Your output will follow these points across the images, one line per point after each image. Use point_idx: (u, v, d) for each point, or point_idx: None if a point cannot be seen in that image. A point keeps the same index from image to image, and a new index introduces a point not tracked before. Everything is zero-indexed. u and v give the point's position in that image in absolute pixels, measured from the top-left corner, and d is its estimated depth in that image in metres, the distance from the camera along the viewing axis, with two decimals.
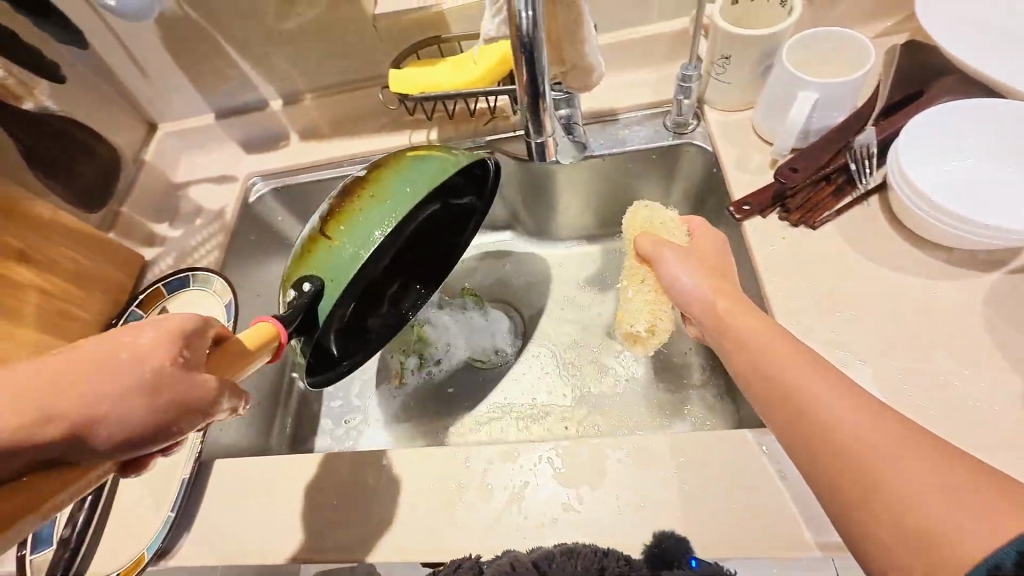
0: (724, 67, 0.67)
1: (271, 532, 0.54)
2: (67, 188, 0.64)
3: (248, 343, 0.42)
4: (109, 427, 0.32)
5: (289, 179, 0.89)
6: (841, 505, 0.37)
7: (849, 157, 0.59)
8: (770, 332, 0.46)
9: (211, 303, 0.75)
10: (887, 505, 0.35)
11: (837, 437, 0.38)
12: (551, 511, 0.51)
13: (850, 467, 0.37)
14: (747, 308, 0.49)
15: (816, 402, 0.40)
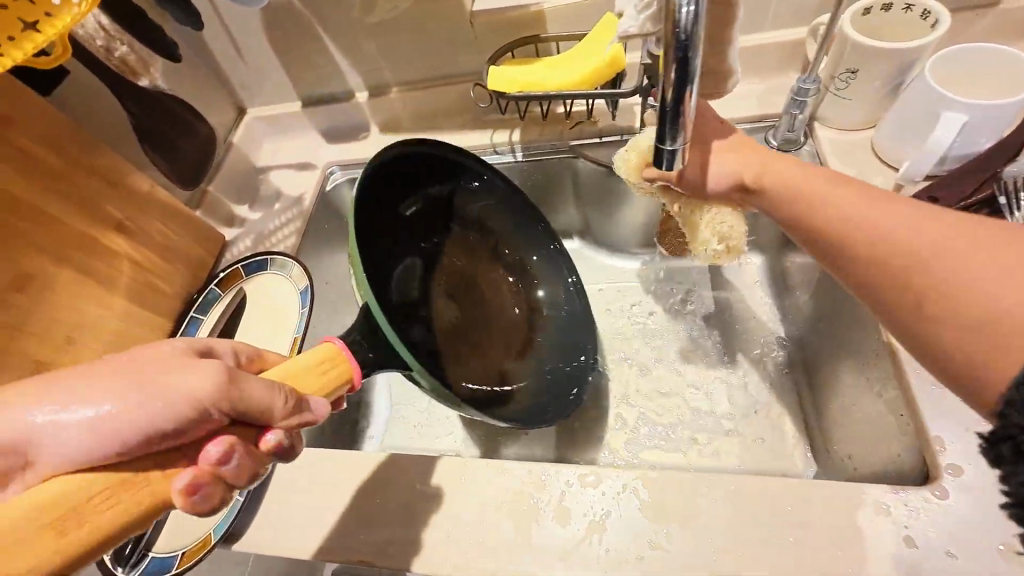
0: (848, 82, 0.61)
1: (335, 531, 0.53)
2: (168, 164, 0.65)
3: (317, 363, 0.44)
4: (149, 424, 0.33)
5: None
6: (908, 299, 0.37)
7: (998, 188, 0.52)
8: (857, 192, 0.42)
9: (288, 287, 0.76)
10: (950, 310, 0.35)
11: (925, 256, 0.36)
12: (637, 548, 0.47)
13: (916, 283, 0.36)
14: (786, 157, 0.48)
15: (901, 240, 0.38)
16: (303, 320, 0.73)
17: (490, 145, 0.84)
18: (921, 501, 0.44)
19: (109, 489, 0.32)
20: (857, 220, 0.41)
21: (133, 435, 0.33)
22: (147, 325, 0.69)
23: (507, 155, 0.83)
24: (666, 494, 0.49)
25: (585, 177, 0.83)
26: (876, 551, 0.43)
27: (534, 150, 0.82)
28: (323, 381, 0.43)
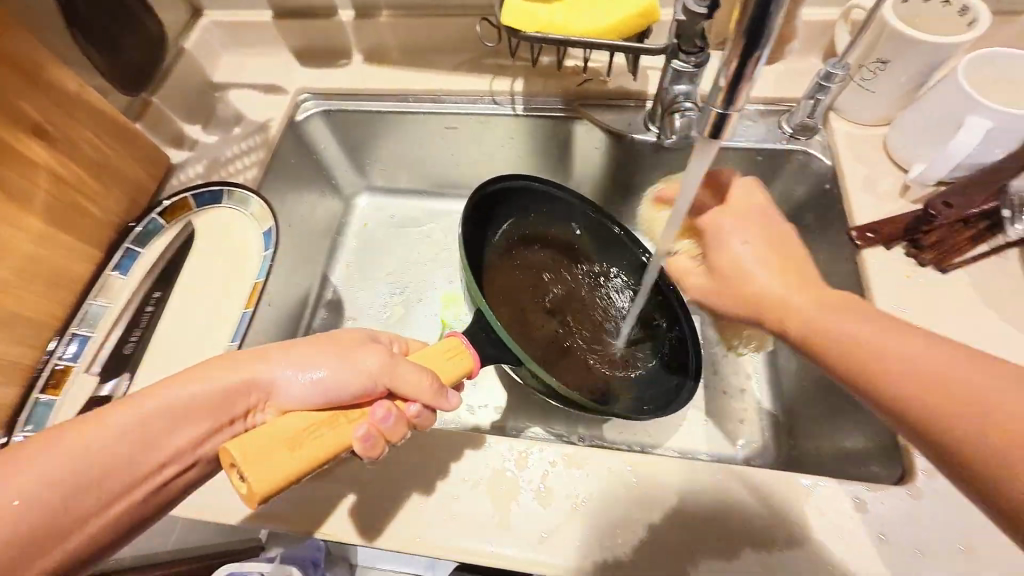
0: (875, 72, 0.59)
1: (293, 499, 0.48)
2: (107, 61, 0.54)
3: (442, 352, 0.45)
4: (343, 384, 0.39)
5: (345, 104, 0.81)
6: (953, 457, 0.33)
7: (1003, 203, 0.52)
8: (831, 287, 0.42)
9: (248, 226, 0.67)
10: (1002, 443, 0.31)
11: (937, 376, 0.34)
12: (617, 532, 0.46)
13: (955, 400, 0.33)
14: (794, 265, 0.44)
15: (890, 354, 0.37)
16: (264, 265, 0.64)
17: (487, 93, 0.77)
18: (898, 500, 0.45)
19: (320, 421, 0.38)
20: (848, 330, 0.39)
21: (332, 395, 0.40)
22: (72, 253, 0.59)
23: (505, 107, 0.76)
24: (650, 480, 0.48)
25: (585, 141, 0.77)
26: (854, 548, 0.44)
27: (535, 105, 0.76)
28: (447, 370, 0.45)
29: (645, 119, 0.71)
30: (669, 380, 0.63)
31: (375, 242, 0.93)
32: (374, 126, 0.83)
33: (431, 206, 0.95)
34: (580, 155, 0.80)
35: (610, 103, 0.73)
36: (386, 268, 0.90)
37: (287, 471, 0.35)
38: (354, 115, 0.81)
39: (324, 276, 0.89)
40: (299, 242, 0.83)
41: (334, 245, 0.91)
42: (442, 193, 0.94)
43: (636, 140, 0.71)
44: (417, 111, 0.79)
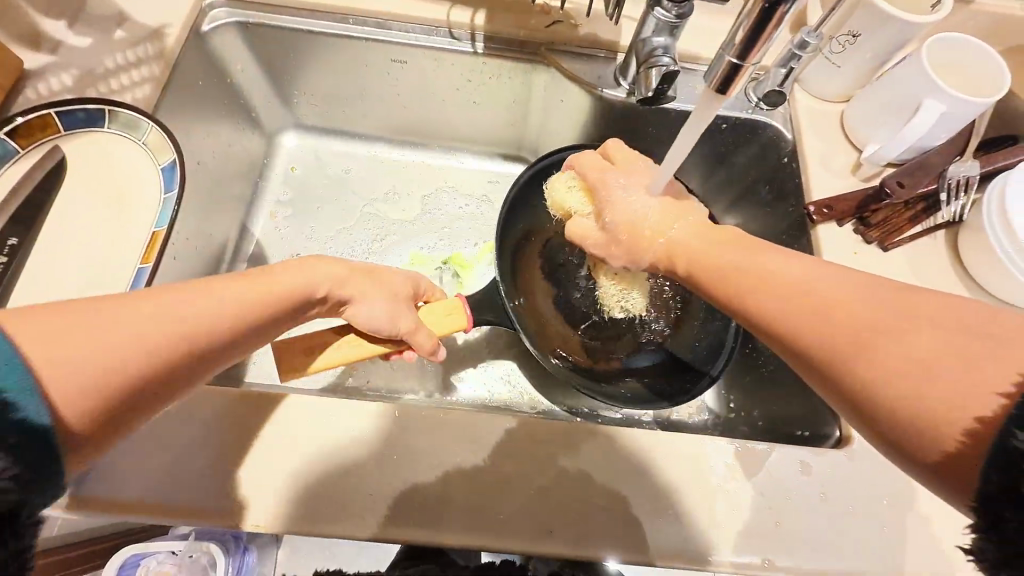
0: (845, 46, 0.59)
1: (224, 479, 0.44)
2: None
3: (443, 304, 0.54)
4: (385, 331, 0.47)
5: (268, 18, 0.67)
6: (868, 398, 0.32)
7: (942, 185, 0.56)
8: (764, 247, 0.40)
9: (139, 159, 0.53)
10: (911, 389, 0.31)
11: (923, 369, 0.30)
12: (574, 506, 0.45)
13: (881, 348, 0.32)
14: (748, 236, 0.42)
15: (826, 297, 0.35)
16: (167, 208, 0.51)
17: (442, 25, 0.67)
18: (839, 465, 0.48)
19: (346, 339, 0.48)
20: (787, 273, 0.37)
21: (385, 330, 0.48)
22: None
23: (463, 43, 0.67)
24: (609, 453, 0.47)
25: (548, 92, 0.71)
26: (800, 511, 0.46)
27: (497, 44, 0.67)
28: (440, 323, 0.52)
29: (616, 73, 0.66)
30: (685, 378, 0.62)
31: (305, 191, 0.82)
32: (304, 49, 0.70)
33: (369, 152, 0.84)
34: (541, 108, 0.74)
35: (581, 51, 0.67)
36: (316, 221, 0.80)
37: (309, 367, 0.48)
38: (278, 35, 0.68)
39: (242, 227, 0.78)
40: (211, 186, 0.71)
41: (257, 192, 0.80)
42: (383, 137, 0.84)
43: (605, 95, 0.66)
44: (359, 36, 0.68)
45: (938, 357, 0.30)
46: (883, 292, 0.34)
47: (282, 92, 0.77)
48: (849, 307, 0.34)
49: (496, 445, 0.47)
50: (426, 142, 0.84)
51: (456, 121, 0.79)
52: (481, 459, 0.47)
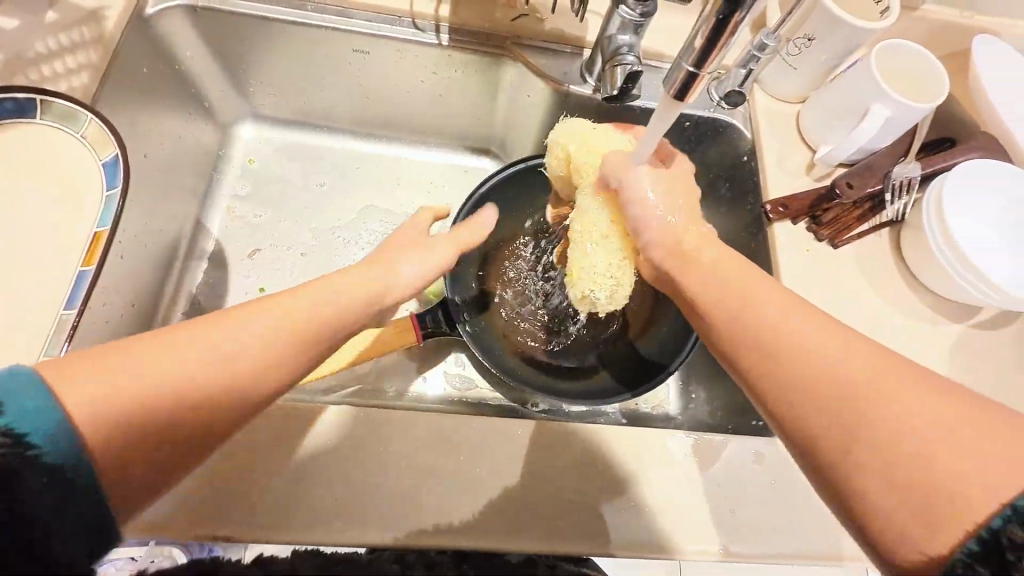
0: (800, 48, 0.61)
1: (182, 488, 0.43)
2: None
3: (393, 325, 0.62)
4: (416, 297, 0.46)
5: (218, 3, 0.64)
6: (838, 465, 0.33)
7: (887, 186, 0.59)
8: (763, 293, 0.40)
9: (78, 154, 0.50)
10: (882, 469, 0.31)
11: (889, 442, 0.32)
12: (539, 502, 0.46)
13: (863, 424, 0.33)
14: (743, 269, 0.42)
15: (816, 361, 0.35)
16: (110, 206, 0.47)
17: (406, 15, 0.65)
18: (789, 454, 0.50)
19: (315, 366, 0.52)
20: (780, 331, 0.37)
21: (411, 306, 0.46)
22: None
23: (428, 35, 0.66)
24: (574, 449, 0.48)
25: (515, 87, 0.70)
26: (752, 498, 0.48)
27: (462, 37, 0.66)
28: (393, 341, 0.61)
29: (583, 69, 0.66)
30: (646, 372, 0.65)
31: (264, 185, 0.79)
32: (259, 36, 0.67)
33: (333, 144, 0.82)
34: (508, 103, 0.73)
35: (548, 46, 0.67)
36: (277, 216, 0.77)
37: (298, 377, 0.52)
38: (231, 21, 0.65)
39: (197, 222, 0.74)
40: (161, 180, 0.67)
41: (212, 185, 0.77)
42: (348, 129, 0.81)
43: (572, 92, 0.66)
44: (317, 24, 0.65)
45: (913, 430, 0.31)
46: (873, 357, 0.35)
47: (237, 80, 0.73)
48: (833, 368, 0.35)
49: (463, 444, 0.48)
50: (393, 134, 0.82)
51: (423, 113, 0.78)
52: (448, 459, 0.47)
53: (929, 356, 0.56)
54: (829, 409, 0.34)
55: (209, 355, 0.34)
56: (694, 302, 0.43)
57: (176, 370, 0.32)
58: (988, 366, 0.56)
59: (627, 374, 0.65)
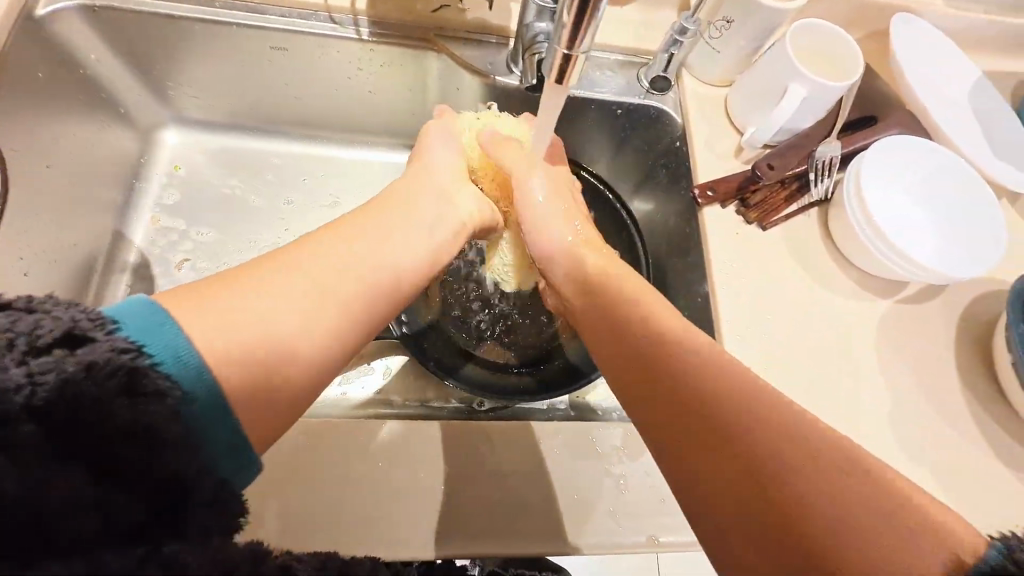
0: (721, 31, 0.61)
1: None
2: None
3: None
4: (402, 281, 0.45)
5: (116, 0, 0.60)
6: (715, 493, 0.34)
7: (811, 166, 0.59)
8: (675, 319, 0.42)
9: None
10: (755, 491, 0.33)
11: (756, 464, 0.33)
12: (464, 503, 0.45)
13: (735, 449, 0.34)
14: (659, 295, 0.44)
15: (704, 382, 0.37)
16: None
17: (321, 9, 0.63)
18: None
19: None
20: (679, 352, 0.39)
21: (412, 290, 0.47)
22: None
23: (347, 29, 0.64)
24: (500, 447, 0.48)
25: (443, 80, 0.69)
26: None
27: (382, 30, 0.64)
28: None
29: (508, 59, 0.65)
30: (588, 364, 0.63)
31: (191, 192, 0.76)
32: (167, 36, 0.64)
33: (262, 147, 0.79)
34: (438, 97, 0.71)
35: (471, 37, 0.65)
36: (205, 224, 0.74)
37: None
38: (135, 21, 0.62)
39: (117, 233, 0.71)
40: (71, 189, 0.64)
41: (133, 193, 0.73)
42: (278, 130, 0.78)
43: (499, 83, 0.65)
44: (227, 21, 0.63)
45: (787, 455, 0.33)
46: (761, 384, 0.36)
47: (152, 83, 0.70)
48: (739, 429, 0.35)
49: (385, 450, 0.47)
50: (325, 134, 0.79)
51: (354, 112, 0.75)
52: (368, 466, 0.46)
53: (857, 333, 0.57)
54: (727, 478, 0.34)
55: (248, 306, 0.35)
56: (615, 326, 0.44)
57: (220, 316, 0.33)
58: (914, 340, 0.57)
59: (569, 370, 0.64)
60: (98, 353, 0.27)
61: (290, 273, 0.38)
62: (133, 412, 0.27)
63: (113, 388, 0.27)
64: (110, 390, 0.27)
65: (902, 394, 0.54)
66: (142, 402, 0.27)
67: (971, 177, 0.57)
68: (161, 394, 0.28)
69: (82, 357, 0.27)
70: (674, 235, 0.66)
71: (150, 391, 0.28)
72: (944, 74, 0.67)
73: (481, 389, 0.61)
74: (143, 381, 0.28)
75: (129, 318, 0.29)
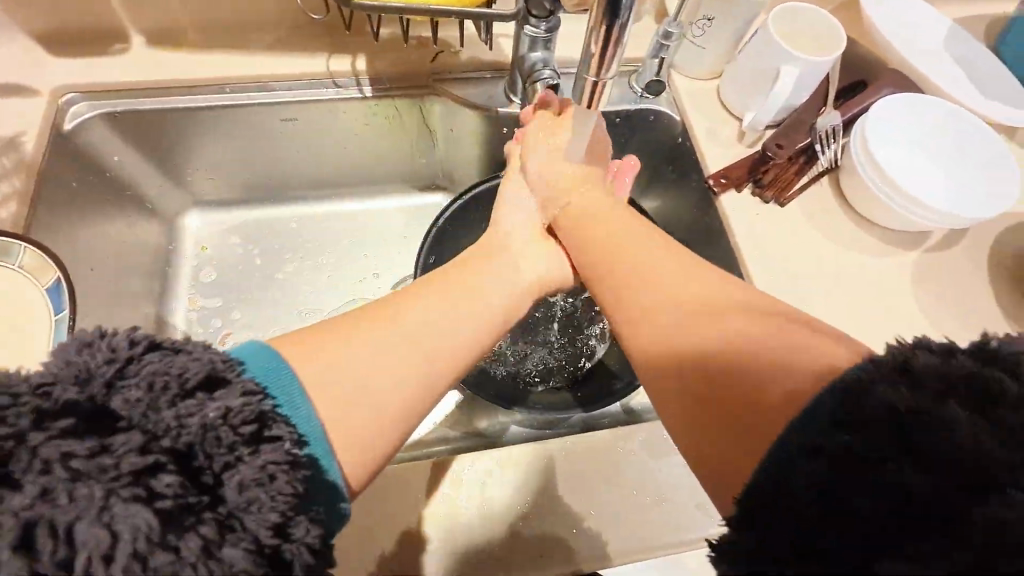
0: (703, 29, 0.64)
1: None
2: None
3: None
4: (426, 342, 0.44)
5: (131, 101, 0.63)
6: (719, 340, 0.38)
7: (814, 138, 0.61)
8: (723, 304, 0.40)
9: (14, 285, 0.48)
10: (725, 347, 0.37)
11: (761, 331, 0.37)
12: (559, 518, 0.50)
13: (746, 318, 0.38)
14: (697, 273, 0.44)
15: (706, 330, 0.39)
16: (61, 331, 0.46)
17: (325, 76, 0.66)
18: None
19: None
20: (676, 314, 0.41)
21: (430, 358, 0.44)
22: None
23: (351, 91, 0.67)
24: (578, 458, 0.53)
25: (445, 123, 0.72)
26: None
27: (384, 86, 0.67)
28: None
29: (506, 91, 0.68)
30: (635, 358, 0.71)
31: (225, 268, 0.78)
32: (183, 125, 0.66)
33: (282, 214, 0.81)
34: (445, 138, 0.74)
35: (468, 75, 0.68)
36: (244, 301, 0.76)
37: None
38: (150, 118, 0.64)
39: (159, 321, 0.73)
40: (116, 285, 0.67)
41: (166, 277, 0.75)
42: (294, 195, 0.81)
43: (500, 114, 0.68)
44: (236, 102, 0.65)
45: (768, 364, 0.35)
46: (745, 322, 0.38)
47: (173, 173, 0.72)
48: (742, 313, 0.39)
49: (468, 480, 0.51)
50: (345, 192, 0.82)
51: (365, 166, 0.78)
52: (457, 502, 0.49)
53: (896, 291, 0.58)
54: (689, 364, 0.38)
55: (382, 376, 0.40)
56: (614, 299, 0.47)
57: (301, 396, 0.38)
58: (949, 286, 0.59)
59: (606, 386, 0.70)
60: (224, 362, 0.34)
61: (412, 335, 0.43)
62: (127, 465, 0.29)
63: (177, 372, 0.32)
64: (106, 378, 0.31)
65: (949, 345, 0.56)
66: (207, 408, 0.32)
67: (965, 118, 0.59)
68: (280, 434, 0.33)
69: (184, 363, 0.32)
70: (694, 228, 0.68)
71: (274, 433, 0.33)
72: (917, 31, 0.71)
73: (551, 409, 0.66)
74: (167, 481, 0.30)
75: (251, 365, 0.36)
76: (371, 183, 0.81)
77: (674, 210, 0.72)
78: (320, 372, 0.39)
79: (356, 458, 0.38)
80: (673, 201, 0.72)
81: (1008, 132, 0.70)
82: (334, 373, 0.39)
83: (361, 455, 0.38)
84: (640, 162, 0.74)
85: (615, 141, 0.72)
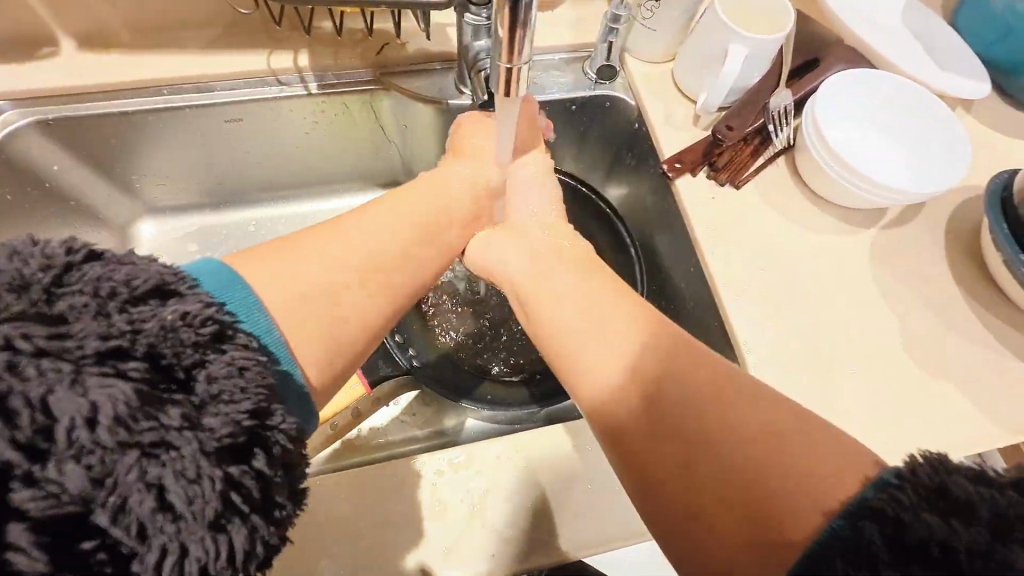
0: (652, 11, 0.62)
1: None
2: None
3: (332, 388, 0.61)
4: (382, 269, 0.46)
5: (65, 108, 0.61)
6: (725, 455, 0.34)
7: (767, 118, 0.60)
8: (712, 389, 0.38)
9: None
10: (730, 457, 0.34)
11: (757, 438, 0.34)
12: (518, 517, 0.47)
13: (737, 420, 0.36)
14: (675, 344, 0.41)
15: (705, 434, 0.35)
16: None
17: (268, 74, 0.64)
18: None
19: None
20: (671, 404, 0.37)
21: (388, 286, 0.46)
22: None
23: (297, 88, 0.65)
24: (538, 453, 0.49)
25: (398, 118, 0.70)
26: None
27: (330, 81, 0.65)
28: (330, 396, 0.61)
29: (456, 82, 0.66)
30: None
31: None
32: (123, 130, 0.64)
33: (239, 218, 0.79)
34: (399, 133, 0.72)
35: (417, 67, 0.67)
36: None
37: None
38: (86, 124, 0.62)
39: None
40: None
41: None
42: (250, 198, 0.79)
43: (452, 106, 0.66)
44: (176, 105, 0.63)
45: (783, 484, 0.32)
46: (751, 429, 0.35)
47: (119, 180, 0.70)
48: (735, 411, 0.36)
49: (419, 484, 0.47)
50: (304, 192, 0.80)
51: (321, 166, 0.76)
52: (408, 507, 0.46)
53: (853, 269, 0.58)
54: (668, 470, 0.35)
55: (331, 281, 0.41)
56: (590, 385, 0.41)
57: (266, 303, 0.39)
58: (906, 262, 0.59)
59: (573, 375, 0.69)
60: (176, 275, 0.33)
61: (352, 250, 0.44)
62: (91, 345, 0.28)
63: (124, 280, 0.31)
64: (46, 284, 0.29)
65: (906, 321, 0.56)
66: (165, 311, 0.31)
67: (916, 93, 0.59)
68: (244, 343, 0.34)
69: (131, 272, 0.32)
70: (655, 213, 0.67)
71: (236, 343, 0.33)
72: (872, 5, 0.70)
73: (516, 402, 0.65)
74: (133, 366, 0.29)
75: (205, 281, 0.36)
76: (329, 182, 0.79)
77: (635, 196, 0.71)
78: (271, 295, 0.39)
79: (322, 368, 0.40)
80: (634, 188, 0.71)
81: (963, 104, 0.69)
82: (289, 298, 0.39)
83: (326, 376, 0.40)
84: (600, 149, 0.73)
85: (573, 129, 0.71)
